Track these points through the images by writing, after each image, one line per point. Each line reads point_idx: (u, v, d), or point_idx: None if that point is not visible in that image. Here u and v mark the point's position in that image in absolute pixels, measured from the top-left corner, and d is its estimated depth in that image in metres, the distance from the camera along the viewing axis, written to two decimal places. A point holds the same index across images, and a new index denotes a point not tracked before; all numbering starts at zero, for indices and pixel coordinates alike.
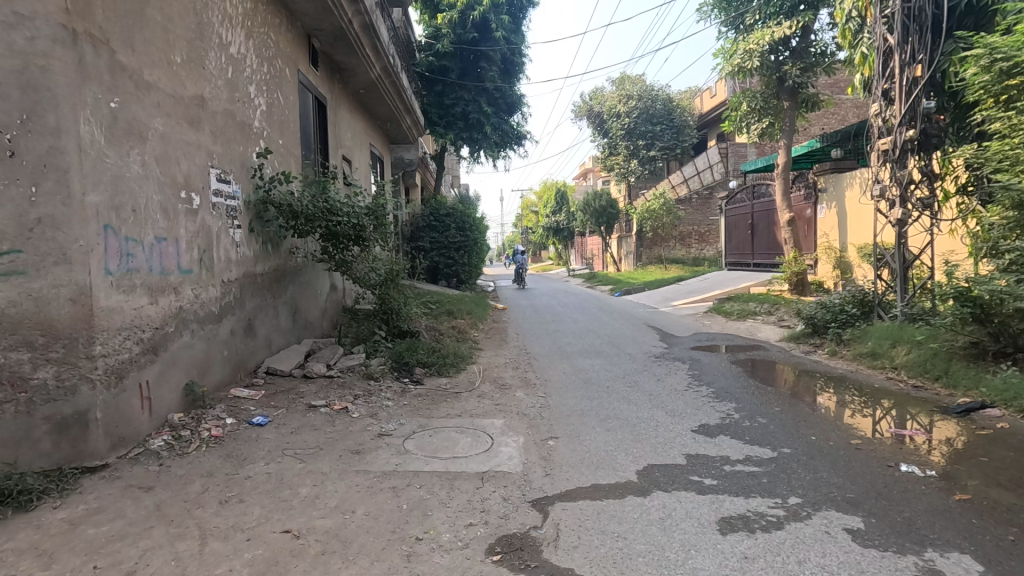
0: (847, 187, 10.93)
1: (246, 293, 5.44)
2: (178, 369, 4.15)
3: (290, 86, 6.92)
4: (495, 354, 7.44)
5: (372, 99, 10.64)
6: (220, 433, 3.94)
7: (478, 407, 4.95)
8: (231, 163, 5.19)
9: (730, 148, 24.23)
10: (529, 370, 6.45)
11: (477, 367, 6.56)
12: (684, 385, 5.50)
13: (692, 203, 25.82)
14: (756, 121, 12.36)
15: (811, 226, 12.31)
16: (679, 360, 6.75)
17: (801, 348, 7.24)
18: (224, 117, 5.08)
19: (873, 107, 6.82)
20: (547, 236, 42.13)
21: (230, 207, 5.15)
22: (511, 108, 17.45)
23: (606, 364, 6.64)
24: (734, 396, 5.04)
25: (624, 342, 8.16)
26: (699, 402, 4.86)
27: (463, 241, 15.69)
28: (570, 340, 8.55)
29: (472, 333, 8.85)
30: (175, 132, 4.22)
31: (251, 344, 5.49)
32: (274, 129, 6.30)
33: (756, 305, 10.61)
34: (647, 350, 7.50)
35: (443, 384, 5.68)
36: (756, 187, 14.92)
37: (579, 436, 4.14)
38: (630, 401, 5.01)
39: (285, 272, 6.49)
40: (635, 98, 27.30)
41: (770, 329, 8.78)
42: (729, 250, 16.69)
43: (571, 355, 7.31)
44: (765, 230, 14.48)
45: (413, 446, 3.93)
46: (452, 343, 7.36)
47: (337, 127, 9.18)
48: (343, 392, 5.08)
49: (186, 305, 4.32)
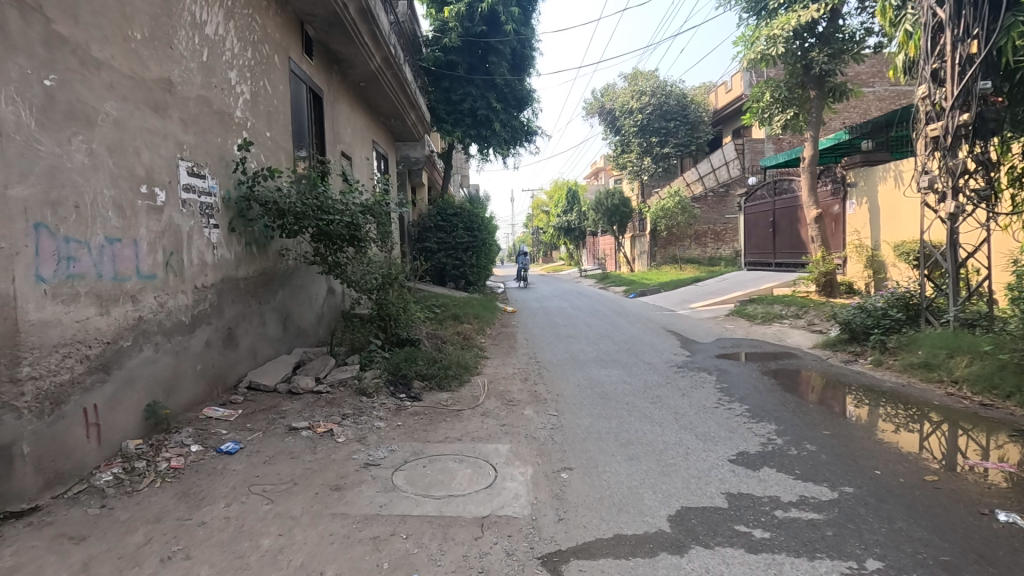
0: (880, 181, 10.21)
1: (225, 300, 4.93)
2: (136, 389, 3.63)
3: (280, 75, 6.42)
4: (502, 364, 6.86)
5: (373, 92, 10.11)
6: (180, 465, 3.41)
7: (481, 428, 4.37)
8: (205, 155, 4.67)
9: (746, 144, 23.54)
10: (540, 382, 5.87)
11: (482, 379, 5.99)
12: (714, 402, 4.88)
13: (707, 202, 25.01)
14: (779, 113, 11.61)
15: (839, 224, 11.60)
16: (704, 371, 6.12)
17: (839, 357, 6.57)
18: (199, 105, 4.57)
19: (922, 89, 6.24)
20: (557, 236, 41.50)
21: (205, 204, 4.64)
22: (520, 104, 16.87)
23: (624, 374, 6.05)
24: (773, 415, 4.41)
25: (643, 349, 7.54)
26: (733, 423, 4.25)
27: (471, 241, 15.15)
28: (583, 347, 7.95)
29: (479, 340, 8.29)
30: (133, 118, 3.71)
31: (232, 356, 4.97)
32: (260, 120, 5.79)
33: (783, 307, 9.94)
34: (669, 358, 6.87)
35: (443, 400, 5.12)
36: (777, 182, 14.18)
37: (598, 467, 3.55)
38: (653, 421, 4.41)
39: (273, 276, 5.98)
40: (648, 94, 26.61)
41: (801, 335, 8.10)
42: (749, 249, 15.97)
43: (585, 365, 6.72)
44: (787, 228, 13.75)
45: (403, 480, 3.36)
46: (456, 352, 6.81)
47: (335, 122, 8.67)
48: (330, 412, 4.55)
49: (148, 315, 3.80)
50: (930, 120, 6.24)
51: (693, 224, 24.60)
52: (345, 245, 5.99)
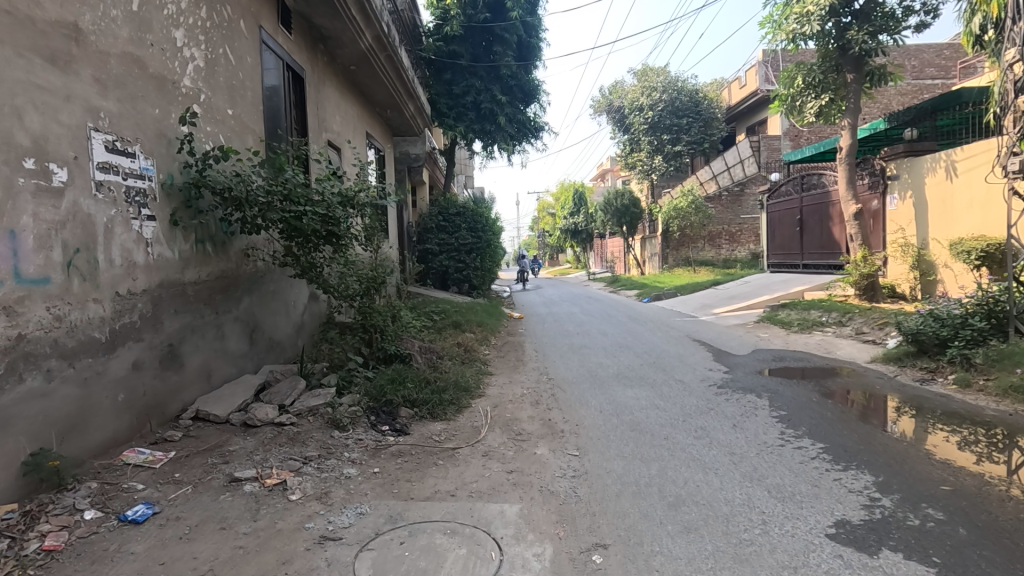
0: (928, 172, 9.20)
1: (166, 310, 3.96)
2: (9, 434, 2.66)
3: (248, 44, 5.48)
4: (508, 382, 5.86)
5: (365, 78, 9.19)
6: (58, 544, 2.44)
7: (483, 477, 3.38)
8: (134, 128, 3.71)
9: (762, 141, 22.62)
10: (555, 408, 4.87)
11: (484, 404, 4.99)
12: (777, 438, 3.84)
13: (721, 201, 23.82)
14: (813, 98, 10.41)
15: (878, 221, 10.55)
16: (751, 392, 5.08)
17: (909, 375, 5.52)
18: (126, 65, 3.63)
19: (1010, 54, 5.18)
20: (564, 238, 40.54)
21: (132, 189, 3.67)
22: (526, 98, 15.92)
23: (654, 397, 5.04)
24: (860, 459, 3.38)
25: (673, 364, 6.50)
26: (814, 472, 3.22)
27: (474, 242, 14.20)
28: (601, 360, 6.94)
29: (482, 352, 7.30)
30: (10, 67, 2.75)
31: (173, 381, 4.00)
32: (218, 94, 4.83)
33: (822, 314, 8.90)
34: (705, 376, 5.83)
35: (435, 433, 4.14)
36: (803, 177, 13.13)
37: (644, 546, 2.53)
38: (705, 467, 3.39)
39: (234, 280, 5.00)
40: (658, 89, 25.74)
41: (851, 346, 7.06)
42: (772, 249, 14.92)
43: (606, 384, 5.70)
44: (816, 227, 12.73)
45: (368, 569, 2.37)
46: (454, 368, 5.82)
47: (320, 107, 7.71)
48: (290, 453, 3.56)
49: (35, 332, 2.84)
50: (1021, 89, 5.17)
51: (707, 224, 23.53)
52: (322, 244, 5.01)
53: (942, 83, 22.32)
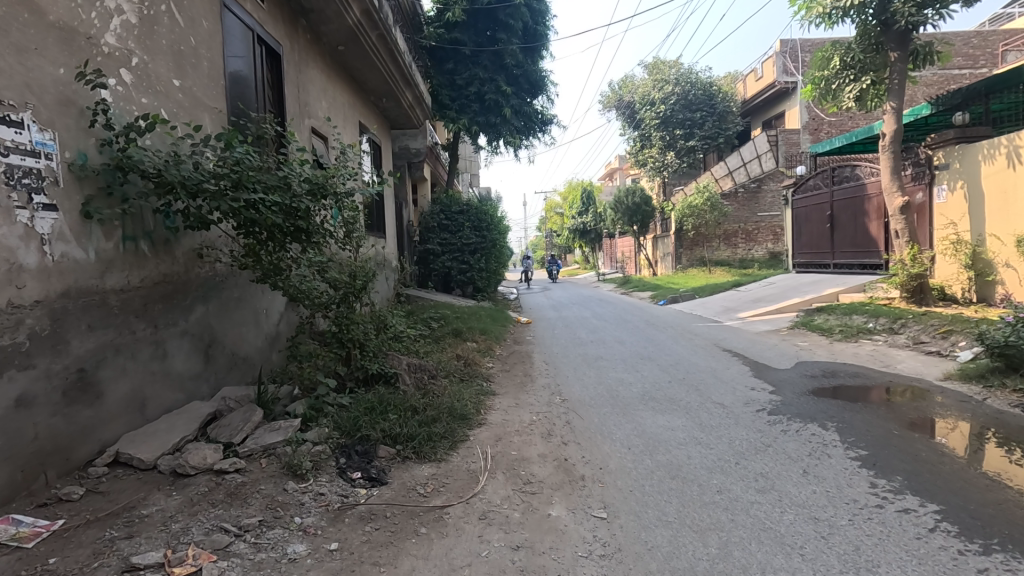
0: (984, 160, 8.18)
1: (74, 326, 3.08)
2: None
3: (203, 5, 4.60)
4: (515, 406, 4.95)
5: (356, 61, 8.32)
6: None
7: (478, 560, 2.46)
8: (21, 89, 2.85)
9: (780, 135, 21.61)
10: (571, 443, 3.95)
11: (485, 437, 4.08)
12: (870, 495, 2.89)
13: (737, 198, 22.70)
14: (852, 81, 9.45)
15: (924, 215, 9.55)
16: (813, 421, 4.13)
17: (1002, 399, 4.54)
18: (9, 7, 2.76)
19: None
20: (572, 238, 39.56)
21: (16, 169, 2.80)
22: (533, 89, 15.03)
23: (692, 429, 4.11)
24: (1001, 535, 2.45)
25: (707, 382, 5.55)
26: (945, 562, 2.27)
27: (479, 242, 13.32)
28: (621, 376, 6.00)
29: (485, 366, 6.39)
30: None
31: (85, 417, 3.13)
32: (158, 60, 3.96)
33: (867, 319, 7.92)
34: (749, 398, 4.88)
35: (420, 484, 3.22)
36: (834, 170, 12.11)
37: None
38: (784, 545, 2.46)
39: (182, 287, 4.12)
40: (671, 83, 24.78)
41: (912, 359, 6.09)
42: (799, 248, 13.91)
43: (629, 408, 4.79)
44: (848, 223, 11.74)
45: None
46: (450, 390, 4.91)
47: (301, 89, 6.83)
48: (221, 519, 2.66)
49: None
50: None
51: (722, 222, 22.47)
52: (286, 240, 4.14)
53: (970, 73, 21.16)
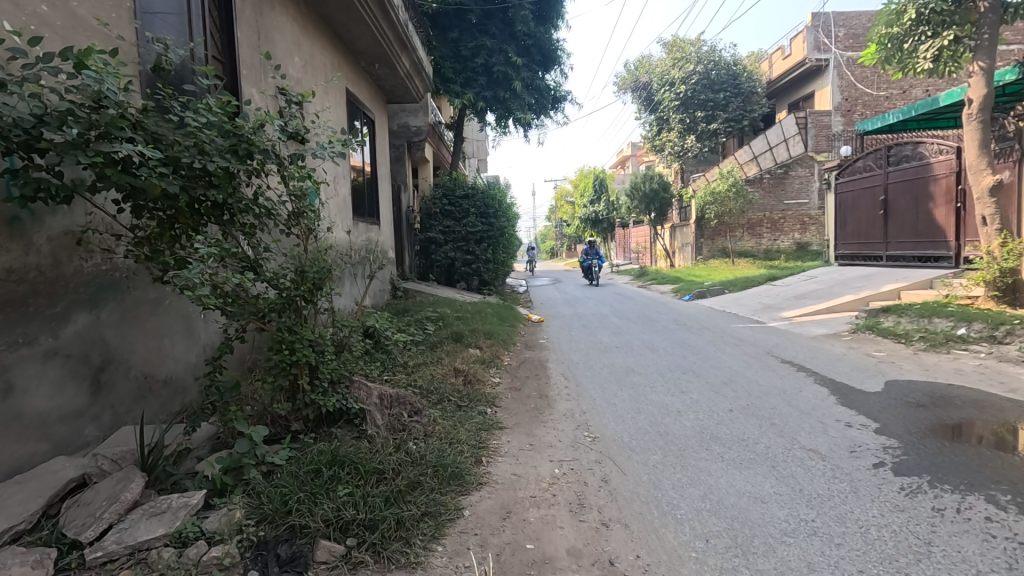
0: None
1: None
2: None
3: None
4: (530, 449, 3.62)
5: (338, 11, 6.95)
6: None
7: None
8: None
9: (809, 117, 20.27)
10: (616, 525, 2.63)
11: (488, 513, 2.74)
12: None
13: (762, 184, 20.88)
14: (929, 38, 7.86)
15: (1013, 198, 8.10)
16: (977, 494, 2.76)
17: None
18: None
19: None
20: (582, 229, 37.93)
21: None
22: (546, 62, 13.56)
23: (791, 503, 2.76)
24: None
25: (783, 412, 4.19)
26: None
27: (485, 230, 11.96)
28: (664, 401, 4.64)
29: (491, 384, 5.06)
30: None
31: None
32: None
33: (955, 324, 6.49)
34: (853, 443, 3.53)
35: None
36: (890, 149, 10.60)
37: None
38: None
39: (49, 289, 2.82)
40: (692, 61, 23.14)
41: None
42: (842, 239, 12.43)
43: (686, 456, 3.45)
44: (908, 209, 10.24)
45: None
46: (440, 428, 3.59)
47: (264, 37, 5.52)
48: None
49: None
50: None
51: (747, 211, 20.82)
52: (193, 222, 2.81)
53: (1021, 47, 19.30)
